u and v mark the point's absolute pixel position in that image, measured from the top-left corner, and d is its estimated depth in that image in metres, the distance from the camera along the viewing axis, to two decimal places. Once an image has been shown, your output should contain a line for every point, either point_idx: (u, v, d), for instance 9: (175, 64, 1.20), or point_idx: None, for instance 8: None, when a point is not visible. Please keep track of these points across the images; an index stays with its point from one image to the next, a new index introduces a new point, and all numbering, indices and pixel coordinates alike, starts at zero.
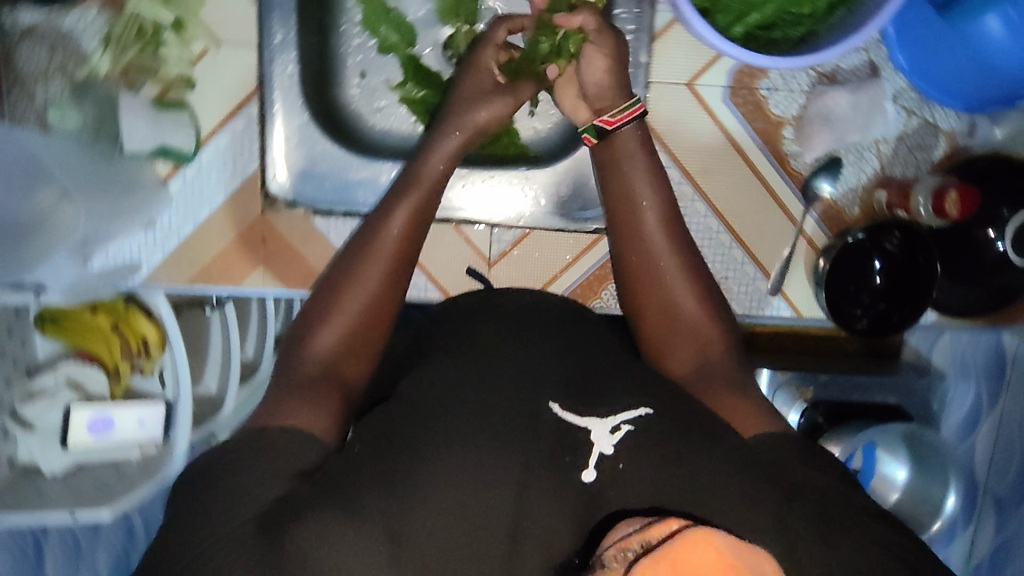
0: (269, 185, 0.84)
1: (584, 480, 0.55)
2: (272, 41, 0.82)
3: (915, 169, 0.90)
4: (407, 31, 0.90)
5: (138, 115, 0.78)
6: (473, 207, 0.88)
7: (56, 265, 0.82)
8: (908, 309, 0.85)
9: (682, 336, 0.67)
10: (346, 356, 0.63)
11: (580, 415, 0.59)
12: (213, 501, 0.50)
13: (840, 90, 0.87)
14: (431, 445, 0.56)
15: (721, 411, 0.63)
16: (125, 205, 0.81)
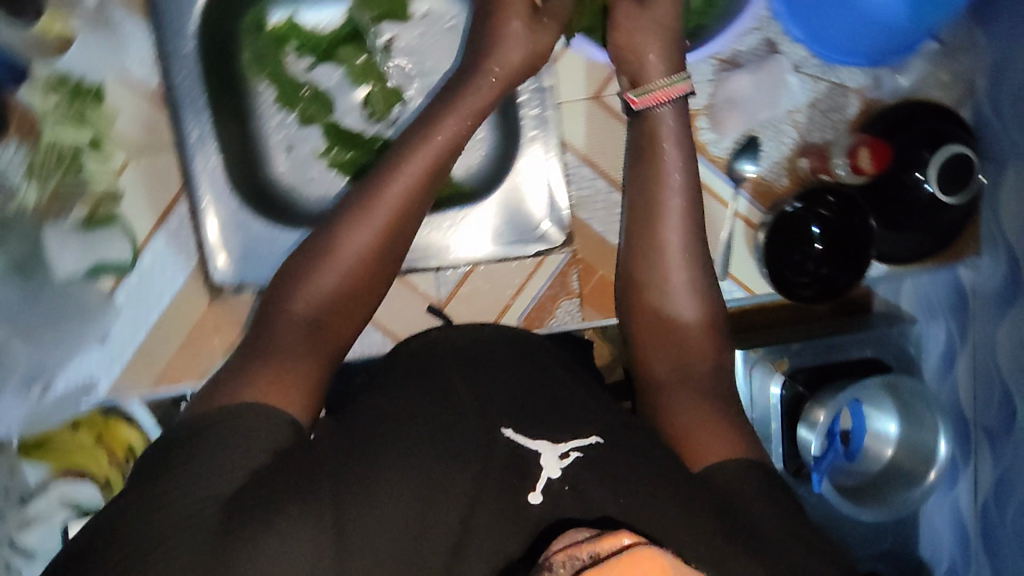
0: (212, 275, 0.87)
1: (533, 501, 0.57)
2: (189, 138, 0.85)
3: (834, 130, 0.91)
4: (323, 101, 0.91)
5: (65, 240, 0.83)
6: (461, 245, 0.91)
7: (8, 402, 0.84)
8: (851, 270, 0.87)
9: (670, 334, 0.79)
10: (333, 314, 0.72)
11: (530, 437, 0.62)
12: (169, 495, 0.56)
13: (741, 73, 0.89)
14: (379, 460, 0.60)
15: (689, 427, 0.70)
16: (69, 326, 0.84)
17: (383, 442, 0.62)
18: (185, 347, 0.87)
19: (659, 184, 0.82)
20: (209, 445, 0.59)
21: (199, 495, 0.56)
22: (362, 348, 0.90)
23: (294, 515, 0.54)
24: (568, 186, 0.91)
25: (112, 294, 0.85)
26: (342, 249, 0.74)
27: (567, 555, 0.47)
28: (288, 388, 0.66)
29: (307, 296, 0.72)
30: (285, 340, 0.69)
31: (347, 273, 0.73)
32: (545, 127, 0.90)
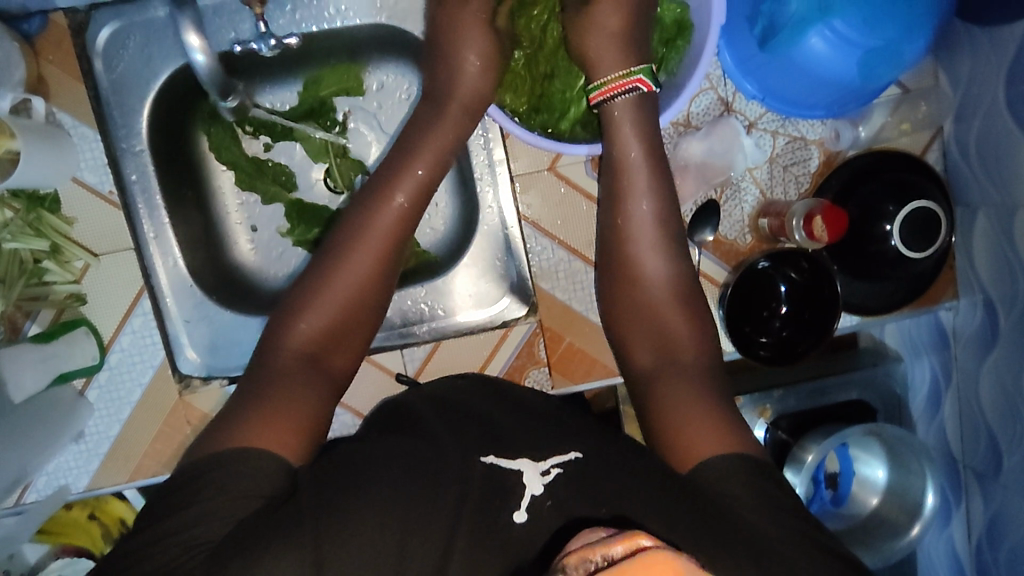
0: (180, 365, 0.88)
1: (516, 519, 0.57)
2: (147, 236, 0.86)
3: (796, 185, 0.90)
4: (285, 177, 0.93)
5: (23, 363, 0.77)
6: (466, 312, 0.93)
7: None
8: (812, 337, 0.85)
9: (648, 330, 0.80)
10: (330, 341, 0.74)
11: (512, 459, 0.62)
12: (161, 543, 0.55)
13: (692, 137, 0.87)
14: (363, 493, 0.58)
15: (683, 440, 0.69)
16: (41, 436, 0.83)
17: (366, 468, 0.61)
18: (159, 438, 0.88)
19: (627, 185, 0.81)
20: (195, 491, 0.59)
21: (191, 537, 0.55)
22: (337, 430, 0.92)
23: (275, 546, 0.53)
24: (528, 257, 0.90)
25: (83, 394, 0.86)
26: (331, 284, 0.76)
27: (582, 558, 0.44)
28: (289, 425, 0.66)
29: (300, 334, 0.73)
30: (274, 377, 0.70)
31: (337, 307, 0.75)
32: (500, 200, 0.90)
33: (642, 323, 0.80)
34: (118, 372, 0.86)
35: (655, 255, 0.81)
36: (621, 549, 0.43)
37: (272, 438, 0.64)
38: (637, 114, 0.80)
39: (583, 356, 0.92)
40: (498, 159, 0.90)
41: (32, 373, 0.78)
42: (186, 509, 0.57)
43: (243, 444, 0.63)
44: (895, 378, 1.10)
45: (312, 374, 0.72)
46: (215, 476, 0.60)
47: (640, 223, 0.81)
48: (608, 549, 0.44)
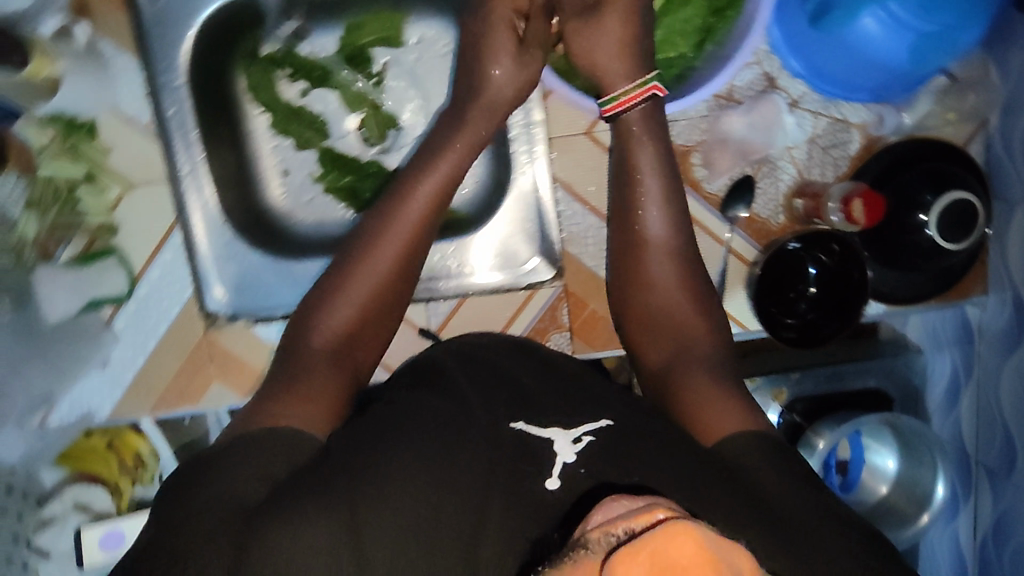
0: (207, 304, 0.88)
1: (549, 487, 0.58)
2: (183, 170, 0.86)
3: (834, 168, 0.89)
4: (319, 126, 0.92)
5: (56, 284, 0.84)
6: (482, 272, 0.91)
7: (8, 439, 0.85)
8: (838, 320, 0.85)
9: (663, 330, 0.77)
10: (356, 332, 0.72)
11: (542, 428, 0.63)
12: (195, 505, 0.56)
13: (735, 111, 0.86)
14: (391, 453, 0.60)
15: (704, 412, 0.68)
16: (70, 357, 0.85)
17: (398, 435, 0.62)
18: (180, 375, 0.89)
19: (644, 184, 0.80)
20: (227, 459, 0.59)
21: (228, 503, 0.55)
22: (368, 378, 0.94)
23: (312, 512, 0.55)
24: (559, 222, 0.90)
25: (109, 324, 0.87)
26: (356, 269, 0.74)
27: (604, 533, 0.42)
28: (317, 407, 0.66)
29: (324, 328, 0.72)
30: (297, 369, 0.69)
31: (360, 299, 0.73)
32: (536, 160, 0.89)
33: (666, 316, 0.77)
34: (146, 302, 0.87)
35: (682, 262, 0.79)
36: (641, 523, 0.41)
37: (301, 417, 0.64)
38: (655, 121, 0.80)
39: (607, 323, 0.92)
40: (535, 119, 0.88)
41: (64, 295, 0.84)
42: (217, 478, 0.58)
43: (269, 424, 0.62)
44: (914, 369, 1.10)
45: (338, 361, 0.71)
46: (246, 449, 0.60)
47: (656, 223, 0.80)
48: (629, 523, 0.42)
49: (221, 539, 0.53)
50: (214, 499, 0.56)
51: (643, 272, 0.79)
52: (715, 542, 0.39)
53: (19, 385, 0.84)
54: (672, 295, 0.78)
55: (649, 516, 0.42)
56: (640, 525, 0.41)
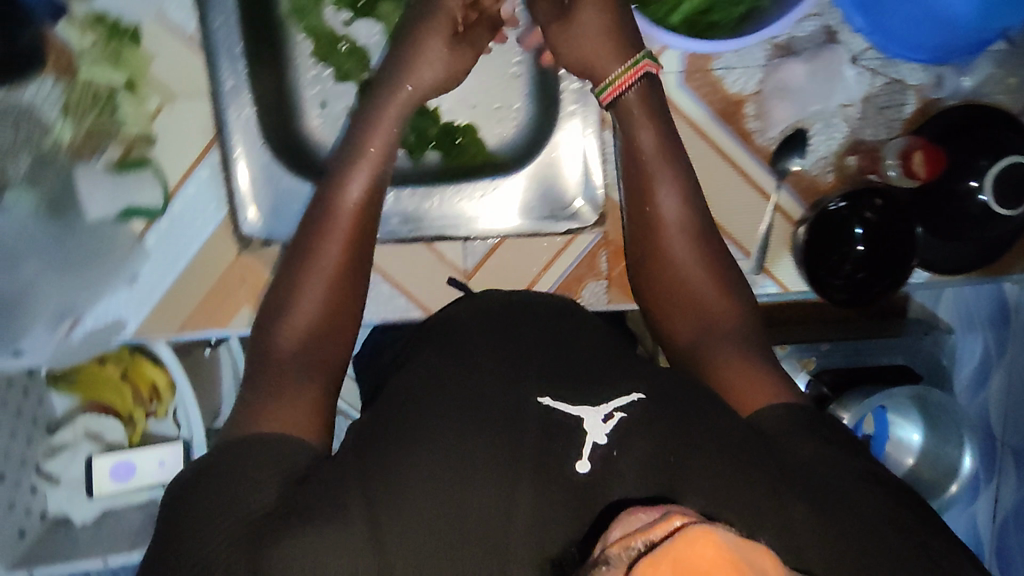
0: (241, 226, 0.86)
1: (579, 471, 0.53)
2: (224, 87, 0.83)
3: (887, 129, 0.88)
4: (361, 57, 0.89)
5: (96, 182, 0.82)
6: (485, 215, 0.90)
7: (38, 337, 0.83)
8: (889, 278, 0.85)
9: (686, 311, 0.72)
10: (327, 330, 0.67)
11: (573, 405, 0.57)
12: (201, 521, 0.52)
13: (794, 61, 0.85)
14: (403, 444, 0.55)
15: (736, 386, 0.64)
16: (100, 266, 0.83)
17: (410, 422, 0.56)
18: (206, 300, 0.86)
19: (653, 175, 0.76)
20: (230, 468, 0.55)
21: (240, 508, 0.52)
22: (397, 314, 0.90)
23: (321, 523, 0.50)
24: (604, 163, 0.89)
25: (141, 239, 0.84)
26: (313, 268, 0.68)
27: (622, 547, 0.42)
28: (300, 414, 0.61)
29: (284, 337, 0.66)
30: (270, 385, 0.63)
31: (320, 298, 0.67)
32: (581, 99, 0.89)
33: (681, 304, 0.72)
34: (179, 219, 0.85)
35: (691, 259, 0.73)
36: (660, 533, 0.42)
37: (287, 426, 0.60)
38: (647, 117, 0.77)
39: None
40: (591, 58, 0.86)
41: (105, 194, 0.82)
42: (226, 487, 0.53)
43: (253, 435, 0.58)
44: (943, 349, 1.09)
45: (309, 366, 0.65)
46: (246, 458, 0.56)
47: (670, 213, 0.75)
48: (647, 536, 0.42)
49: (231, 551, 0.50)
50: (221, 513, 0.52)
51: (649, 276, 0.75)
52: (734, 544, 0.39)
53: (46, 292, 0.83)
54: (677, 296, 0.73)
55: (666, 525, 0.42)
56: (659, 535, 0.42)
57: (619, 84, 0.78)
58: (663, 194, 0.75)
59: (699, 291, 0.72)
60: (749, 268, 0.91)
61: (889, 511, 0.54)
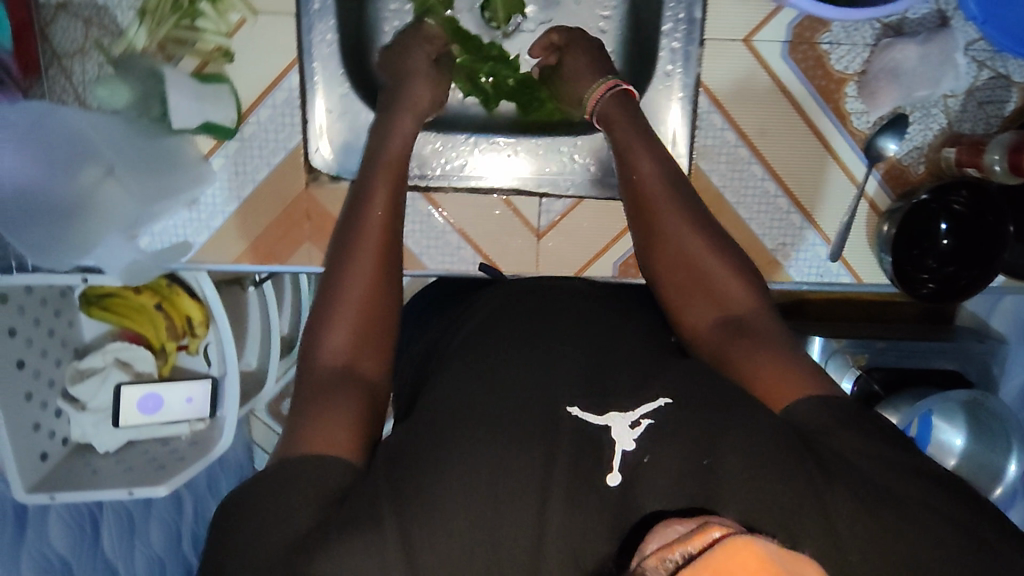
0: (313, 158, 0.82)
1: (609, 484, 0.48)
2: (310, 6, 0.78)
3: (986, 125, 0.84)
4: None
5: (183, 92, 0.75)
6: (491, 174, 0.86)
7: (109, 246, 0.77)
8: (977, 270, 0.82)
9: (699, 294, 0.62)
10: (362, 349, 0.57)
11: (599, 414, 0.51)
12: (249, 517, 0.47)
13: (907, 42, 0.80)
14: (439, 451, 0.49)
15: (756, 379, 0.56)
16: (169, 181, 0.78)
17: (444, 427, 0.51)
18: (266, 234, 0.83)
19: (634, 160, 0.69)
20: (269, 490, 0.47)
21: (275, 505, 0.47)
22: (455, 264, 0.88)
23: (356, 531, 0.44)
24: (694, 132, 0.85)
25: (206, 159, 0.80)
26: (350, 269, 0.60)
27: (659, 560, 0.40)
28: (337, 425, 0.52)
29: (326, 345, 0.57)
30: (313, 400, 0.53)
31: (355, 302, 0.59)
32: (682, 62, 0.83)
33: (700, 283, 0.62)
34: (248, 144, 0.81)
35: (688, 235, 0.64)
36: (697, 546, 0.39)
37: (322, 443, 0.50)
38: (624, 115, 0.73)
39: None
40: (698, 16, 0.81)
41: (190, 107, 0.76)
42: (266, 508, 0.47)
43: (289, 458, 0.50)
44: (996, 359, 1.04)
45: (347, 379, 0.55)
46: (282, 476, 0.48)
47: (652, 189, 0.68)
48: (684, 548, 0.39)
49: (261, 553, 0.45)
50: (261, 535, 0.46)
51: (658, 259, 0.65)
52: (776, 553, 0.37)
53: (114, 201, 0.73)
54: (686, 277, 0.63)
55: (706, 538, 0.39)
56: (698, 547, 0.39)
57: (593, 98, 0.75)
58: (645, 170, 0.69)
59: (716, 271, 0.62)
60: (825, 255, 0.88)
61: (991, 520, 0.48)
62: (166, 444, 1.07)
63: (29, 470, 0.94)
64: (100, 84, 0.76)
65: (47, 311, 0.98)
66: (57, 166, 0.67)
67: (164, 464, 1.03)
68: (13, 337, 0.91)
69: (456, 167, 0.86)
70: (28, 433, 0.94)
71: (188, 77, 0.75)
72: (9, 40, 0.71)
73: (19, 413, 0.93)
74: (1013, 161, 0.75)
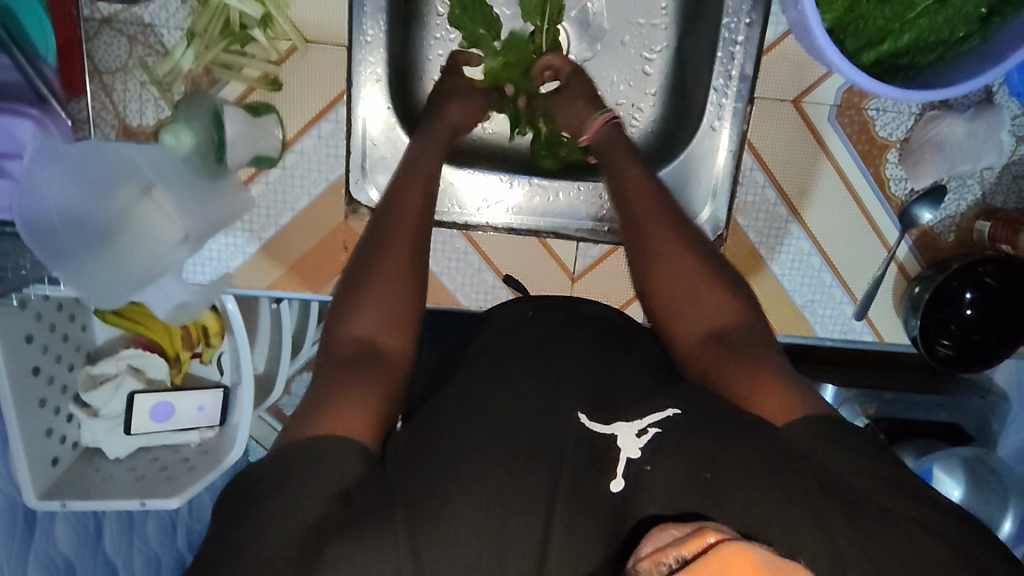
0: (356, 193, 0.81)
1: (613, 488, 0.53)
2: (362, 38, 0.77)
3: (1018, 199, 0.85)
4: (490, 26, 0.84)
5: (239, 124, 0.74)
6: (485, 211, 0.87)
7: (164, 286, 0.78)
8: (996, 339, 0.86)
9: (688, 308, 0.67)
10: (384, 325, 0.62)
11: (607, 424, 0.57)
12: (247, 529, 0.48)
13: (955, 116, 0.81)
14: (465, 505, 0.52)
15: (756, 402, 0.59)
16: (219, 209, 0.76)
17: (443, 462, 0.54)
18: (301, 263, 0.82)
19: (631, 189, 0.73)
20: (284, 476, 0.50)
21: (283, 510, 0.49)
22: (485, 300, 0.88)
23: (369, 543, 0.48)
24: (735, 188, 0.86)
25: (247, 186, 0.78)
26: (378, 264, 0.64)
27: (654, 562, 0.42)
28: (353, 412, 0.55)
29: (351, 323, 0.61)
30: (337, 369, 0.59)
31: (382, 281, 0.63)
32: (728, 117, 0.84)
33: (693, 300, 0.67)
34: (290, 174, 0.79)
35: (683, 254, 0.69)
36: (692, 550, 0.41)
37: (337, 424, 0.54)
38: (618, 144, 0.77)
39: None
40: (748, 73, 0.82)
41: (246, 139, 0.75)
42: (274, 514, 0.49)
43: (308, 436, 0.53)
44: (996, 415, 1.07)
45: (369, 361, 0.59)
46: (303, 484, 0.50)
47: (650, 211, 0.72)
48: (678, 552, 0.41)
49: (270, 556, 0.47)
50: (270, 527, 0.48)
51: (653, 274, 0.70)
52: (769, 560, 0.39)
53: (159, 223, 0.70)
54: (682, 293, 0.68)
55: (701, 542, 0.41)
56: (693, 552, 0.40)
57: (590, 130, 0.79)
58: (642, 191, 0.73)
59: (706, 292, 0.67)
60: (851, 314, 0.89)
61: None
62: (177, 452, 1.07)
63: (41, 477, 0.93)
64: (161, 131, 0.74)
65: (63, 316, 0.97)
66: (92, 188, 0.67)
67: (173, 474, 1.03)
68: (30, 343, 0.89)
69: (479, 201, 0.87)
70: (41, 438, 0.94)
71: (244, 110, 0.74)
72: (53, 56, 0.71)
73: (33, 420, 0.91)
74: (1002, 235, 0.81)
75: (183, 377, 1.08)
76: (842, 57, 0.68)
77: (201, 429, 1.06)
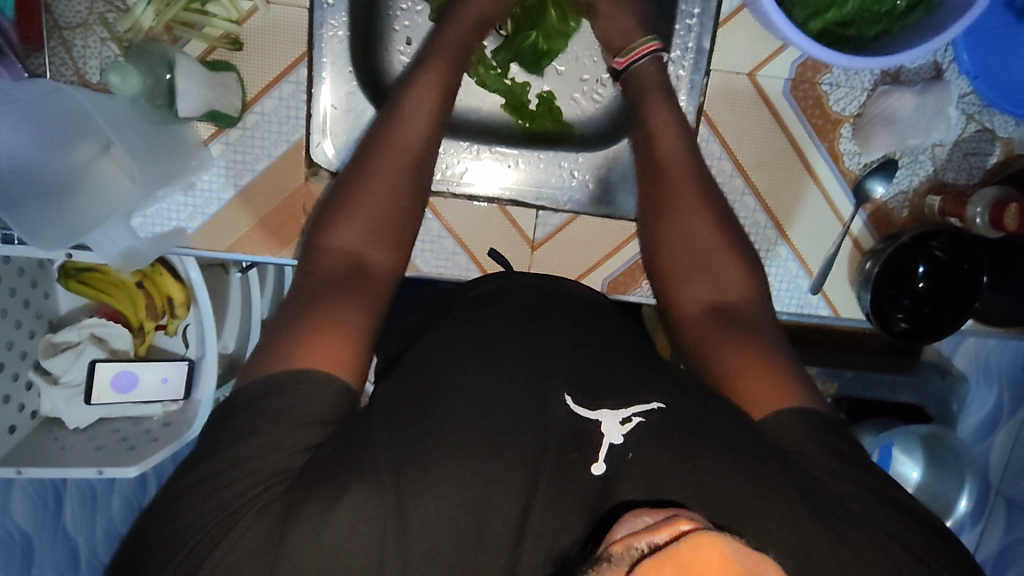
0: (315, 154, 0.81)
1: (596, 473, 0.52)
2: (323, 0, 0.78)
3: (968, 176, 0.87)
4: None
5: (192, 78, 0.73)
6: (481, 181, 0.89)
7: (110, 232, 0.77)
8: (949, 314, 0.85)
9: (699, 267, 0.69)
10: (370, 245, 0.65)
11: (592, 409, 0.55)
12: (211, 470, 0.50)
13: (904, 91, 0.83)
14: (409, 446, 0.52)
15: (741, 378, 0.62)
16: (175, 167, 0.78)
17: (384, 415, 0.54)
18: (262, 224, 0.82)
19: (654, 130, 0.74)
20: (240, 407, 0.53)
21: (251, 468, 0.50)
22: (453, 271, 0.89)
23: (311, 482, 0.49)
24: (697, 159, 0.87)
25: (207, 145, 0.79)
26: (365, 194, 0.65)
27: (624, 547, 0.39)
28: (337, 342, 0.57)
29: (334, 240, 0.64)
30: (324, 286, 0.61)
31: (371, 204, 0.65)
32: (684, 89, 0.85)
33: (703, 264, 0.69)
34: (250, 134, 0.80)
35: (697, 223, 0.71)
36: (664, 537, 0.38)
37: (320, 360, 0.55)
38: (657, 89, 0.76)
39: None
40: (705, 47, 0.84)
41: (196, 94, 0.74)
42: (243, 460, 0.50)
43: (271, 374, 0.54)
44: (956, 395, 1.08)
45: (351, 280, 0.62)
46: (256, 420, 0.52)
47: (676, 157, 0.73)
48: (650, 538, 0.39)
49: (263, 507, 0.48)
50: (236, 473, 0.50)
51: (658, 232, 0.72)
52: (738, 552, 0.37)
53: (114, 179, 0.74)
54: (690, 260, 0.70)
55: (674, 530, 0.38)
56: (665, 539, 0.38)
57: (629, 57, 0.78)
58: (667, 135, 0.74)
59: (715, 260, 0.69)
60: (807, 287, 0.91)
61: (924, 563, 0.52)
62: (138, 424, 1.06)
63: None
64: (107, 70, 0.72)
65: (23, 282, 0.97)
66: (48, 141, 0.69)
67: (135, 444, 1.01)
68: None
69: (455, 173, 0.89)
70: None
71: (201, 65, 0.74)
72: (10, 8, 0.72)
73: None
74: (951, 207, 0.84)
75: (147, 348, 1.08)
76: (786, 20, 0.69)
77: (163, 402, 1.04)
